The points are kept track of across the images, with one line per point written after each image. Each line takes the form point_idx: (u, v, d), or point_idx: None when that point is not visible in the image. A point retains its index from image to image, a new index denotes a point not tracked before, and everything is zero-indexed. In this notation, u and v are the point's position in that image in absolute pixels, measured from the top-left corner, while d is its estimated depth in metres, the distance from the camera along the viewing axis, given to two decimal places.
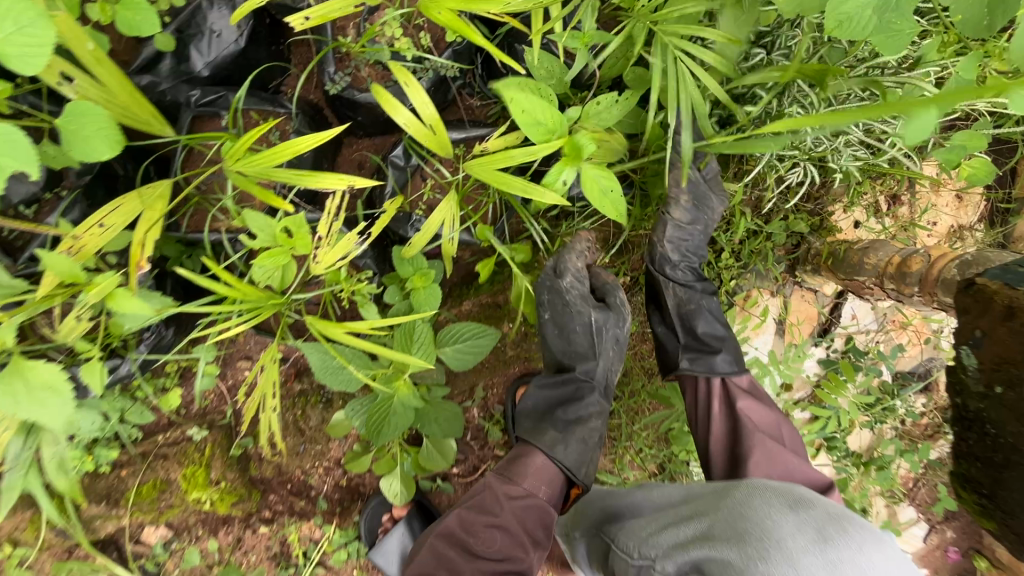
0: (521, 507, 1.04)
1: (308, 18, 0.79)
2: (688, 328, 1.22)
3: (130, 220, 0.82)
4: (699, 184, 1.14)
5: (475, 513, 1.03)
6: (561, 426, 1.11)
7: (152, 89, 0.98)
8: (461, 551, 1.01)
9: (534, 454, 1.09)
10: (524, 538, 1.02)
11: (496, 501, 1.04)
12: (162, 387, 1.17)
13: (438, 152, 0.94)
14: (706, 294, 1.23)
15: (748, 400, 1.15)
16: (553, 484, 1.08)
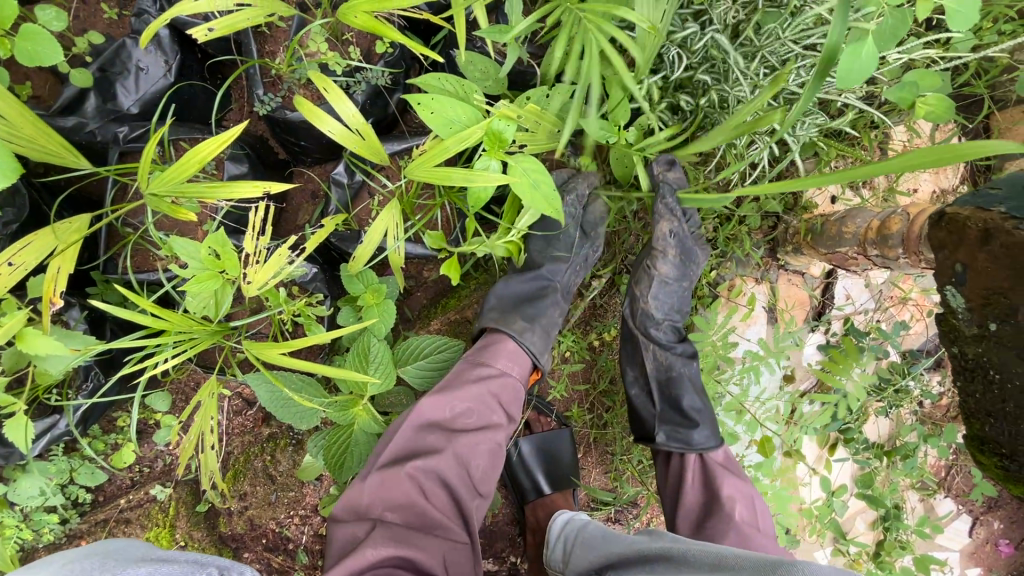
0: (494, 385, 1.00)
1: (213, 30, 0.82)
2: (669, 396, 1.16)
3: (43, 256, 0.77)
4: (685, 238, 1.16)
5: (451, 391, 0.95)
6: (529, 317, 1.11)
7: (79, 130, 0.94)
8: (437, 429, 0.93)
9: (505, 339, 1.07)
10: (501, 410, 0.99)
11: (470, 379, 0.98)
12: (114, 444, 1.08)
13: (372, 158, 0.91)
14: (687, 359, 1.18)
15: (728, 478, 1.07)
16: (521, 367, 1.07)
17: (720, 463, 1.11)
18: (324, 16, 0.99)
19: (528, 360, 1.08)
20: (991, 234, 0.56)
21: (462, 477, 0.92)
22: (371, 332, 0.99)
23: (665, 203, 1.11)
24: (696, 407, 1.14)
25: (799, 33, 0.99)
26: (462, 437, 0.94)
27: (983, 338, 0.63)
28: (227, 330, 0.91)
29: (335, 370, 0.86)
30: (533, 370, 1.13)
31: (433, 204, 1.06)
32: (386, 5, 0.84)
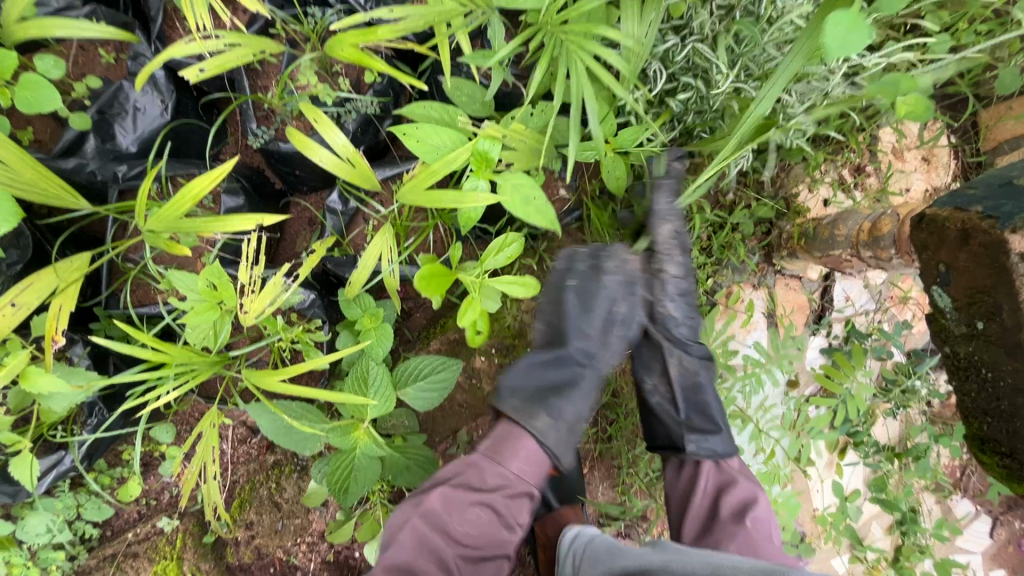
0: (509, 494, 0.97)
1: (205, 69, 0.85)
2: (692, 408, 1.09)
3: (44, 296, 0.79)
4: (684, 234, 1.07)
5: (463, 490, 0.96)
6: (553, 410, 1.00)
7: (80, 171, 0.97)
8: (441, 532, 0.94)
9: (525, 439, 0.98)
10: (509, 522, 0.97)
11: (485, 480, 0.97)
12: (120, 477, 1.09)
13: (364, 185, 0.93)
14: (706, 368, 1.11)
15: (743, 484, 1.05)
16: (538, 469, 0.99)
17: (735, 469, 1.09)
18: (313, 50, 1.02)
19: (549, 461, 1.00)
20: (969, 233, 0.59)
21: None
22: (370, 356, 0.99)
23: (662, 205, 1.06)
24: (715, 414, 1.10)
25: (777, 39, 1.04)
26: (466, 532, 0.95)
27: (973, 336, 0.63)
28: (227, 359, 0.92)
29: (337, 393, 0.88)
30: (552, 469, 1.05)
31: (426, 226, 1.08)
32: (372, 37, 0.87)
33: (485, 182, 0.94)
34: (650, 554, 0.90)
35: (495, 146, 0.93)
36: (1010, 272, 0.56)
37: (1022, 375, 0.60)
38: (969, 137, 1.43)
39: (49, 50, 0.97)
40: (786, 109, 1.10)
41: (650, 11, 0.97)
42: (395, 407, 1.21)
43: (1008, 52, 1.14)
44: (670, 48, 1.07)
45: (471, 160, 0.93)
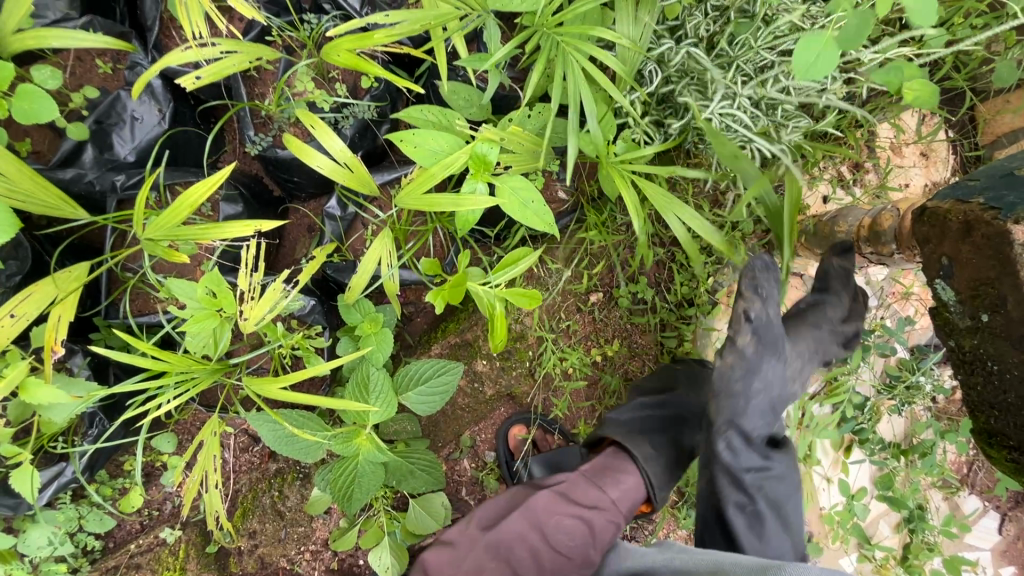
0: (604, 518, 1.03)
1: (201, 77, 0.84)
2: (749, 520, 1.03)
3: (44, 306, 0.79)
4: (766, 324, 0.99)
5: (563, 500, 1.02)
6: (656, 444, 1.12)
7: (78, 181, 0.97)
8: (536, 530, 0.99)
9: (632, 469, 1.08)
10: (598, 544, 1.01)
11: (587, 493, 1.04)
12: (121, 488, 1.08)
13: (362, 190, 0.93)
14: (775, 472, 1.06)
15: None
16: (633, 504, 1.07)
17: None
18: (310, 57, 1.03)
19: (644, 491, 1.08)
20: (972, 225, 0.59)
21: None
22: (371, 361, 0.99)
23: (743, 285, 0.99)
24: (774, 523, 1.04)
25: (772, 42, 1.03)
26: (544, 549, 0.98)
27: (978, 328, 0.62)
28: (227, 367, 0.92)
29: (336, 399, 0.87)
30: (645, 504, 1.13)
31: (425, 230, 1.08)
32: (368, 42, 0.87)
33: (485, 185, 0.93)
34: (655, 554, 0.98)
35: (491, 149, 0.92)
36: (1014, 263, 0.56)
37: None
38: (967, 131, 1.43)
39: (47, 61, 0.97)
40: (785, 107, 1.09)
41: (644, 10, 0.97)
42: (397, 412, 1.20)
43: (1003, 47, 1.15)
44: (666, 51, 1.08)
45: (470, 163, 0.93)
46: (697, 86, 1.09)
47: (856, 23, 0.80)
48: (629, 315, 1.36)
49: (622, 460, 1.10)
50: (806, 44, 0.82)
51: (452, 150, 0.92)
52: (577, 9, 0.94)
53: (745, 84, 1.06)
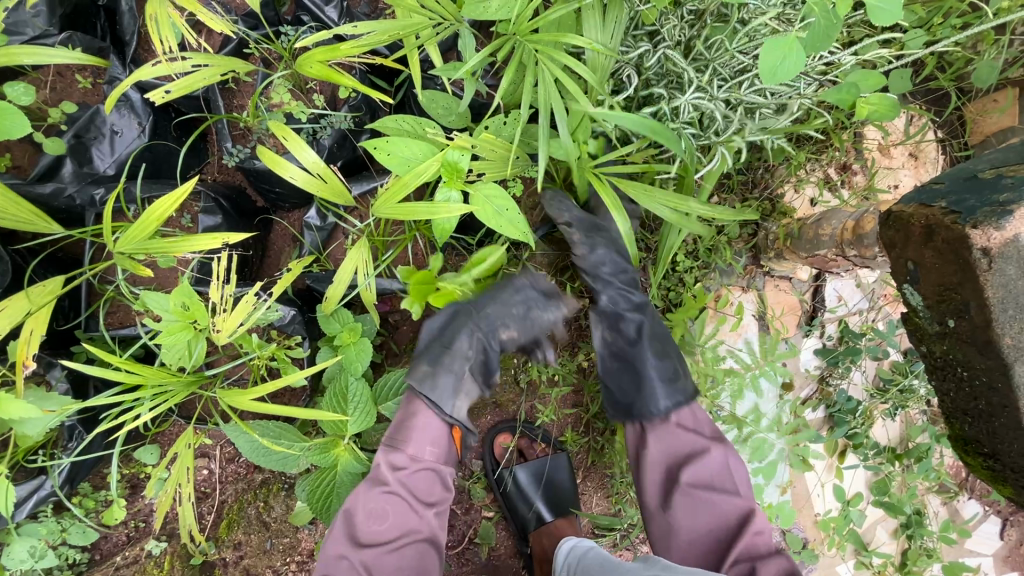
0: (410, 475, 0.95)
1: (171, 91, 0.84)
2: (617, 380, 1.08)
3: (18, 320, 0.79)
4: (585, 217, 1.11)
5: (368, 486, 0.92)
6: (432, 360, 1.02)
7: (57, 196, 0.96)
8: (349, 539, 0.89)
9: (422, 409, 0.99)
10: (417, 505, 0.94)
11: (383, 466, 0.94)
12: (104, 500, 1.08)
13: (336, 200, 0.93)
14: (645, 325, 1.07)
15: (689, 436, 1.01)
16: (439, 443, 0.99)
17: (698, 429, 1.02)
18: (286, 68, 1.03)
19: (442, 421, 0.99)
20: (933, 230, 0.58)
21: None
22: (348, 372, 0.98)
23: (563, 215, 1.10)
24: (653, 375, 1.04)
25: (748, 44, 1.02)
26: (372, 553, 0.88)
27: (946, 334, 0.61)
28: (203, 379, 0.92)
29: (310, 411, 0.87)
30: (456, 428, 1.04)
31: (404, 238, 1.07)
32: (339, 54, 0.87)
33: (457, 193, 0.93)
34: (636, 569, 0.91)
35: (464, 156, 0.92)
36: (974, 270, 0.55)
37: (997, 374, 0.59)
38: (956, 131, 1.42)
39: (26, 78, 0.98)
40: (763, 110, 1.09)
41: (617, 17, 0.97)
42: (381, 422, 1.20)
43: (986, 46, 1.13)
44: (643, 55, 1.08)
45: (442, 172, 0.92)
46: (675, 89, 1.09)
47: (822, 26, 0.81)
48: None
49: (415, 405, 1.00)
50: (771, 47, 0.80)
51: (425, 158, 0.92)
52: (549, 17, 0.94)
53: (721, 88, 1.06)
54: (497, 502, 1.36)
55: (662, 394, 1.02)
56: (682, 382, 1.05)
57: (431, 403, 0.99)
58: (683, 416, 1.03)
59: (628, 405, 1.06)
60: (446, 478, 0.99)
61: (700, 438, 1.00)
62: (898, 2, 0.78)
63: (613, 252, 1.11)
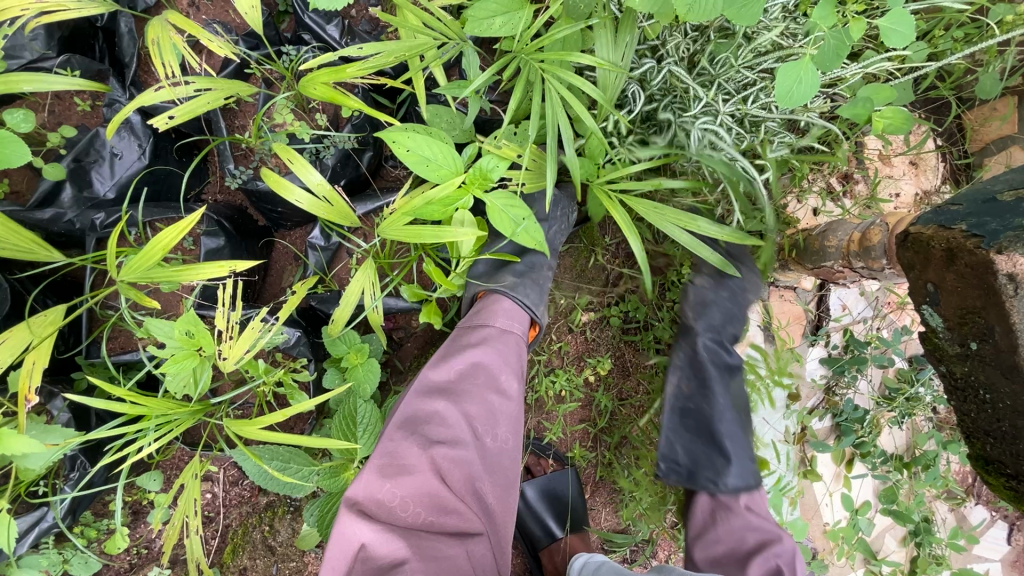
0: (500, 342, 0.96)
1: (174, 117, 0.82)
2: (692, 435, 1.15)
3: (19, 352, 0.78)
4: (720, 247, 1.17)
5: (460, 350, 0.93)
6: (516, 273, 1.07)
7: (57, 221, 0.95)
8: (444, 395, 0.88)
9: (501, 299, 1.02)
10: (508, 366, 0.94)
11: (474, 337, 0.95)
12: (107, 529, 1.05)
13: (342, 222, 0.92)
14: (732, 388, 1.16)
15: (756, 528, 1.04)
16: (523, 324, 1.01)
17: (760, 517, 1.06)
18: (289, 89, 1.03)
19: (527, 315, 1.03)
20: (954, 252, 0.59)
21: (481, 470, 0.87)
22: (356, 395, 0.99)
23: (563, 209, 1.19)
24: (732, 447, 1.12)
25: (752, 59, 1.03)
26: (471, 406, 0.89)
27: (968, 355, 0.64)
28: (208, 407, 0.90)
29: (319, 439, 0.85)
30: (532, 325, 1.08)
31: (410, 257, 1.06)
32: (342, 76, 0.86)
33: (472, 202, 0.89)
34: None
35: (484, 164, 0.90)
36: (999, 294, 0.57)
37: (1020, 398, 0.61)
38: (956, 139, 1.43)
39: (25, 102, 0.96)
40: (768, 123, 1.09)
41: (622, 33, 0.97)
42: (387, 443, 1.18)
43: (986, 58, 1.14)
44: (647, 70, 1.08)
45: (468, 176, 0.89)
46: (679, 103, 1.09)
47: (831, 45, 0.84)
48: (620, 335, 1.34)
49: (496, 303, 1.02)
50: (783, 71, 0.82)
51: (448, 159, 0.84)
52: (554, 36, 0.94)
53: (726, 102, 1.07)
54: None
55: (736, 466, 1.10)
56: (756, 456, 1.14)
57: (518, 301, 1.03)
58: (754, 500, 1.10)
59: (696, 469, 1.13)
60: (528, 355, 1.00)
61: (770, 530, 1.04)
62: (911, 23, 0.80)
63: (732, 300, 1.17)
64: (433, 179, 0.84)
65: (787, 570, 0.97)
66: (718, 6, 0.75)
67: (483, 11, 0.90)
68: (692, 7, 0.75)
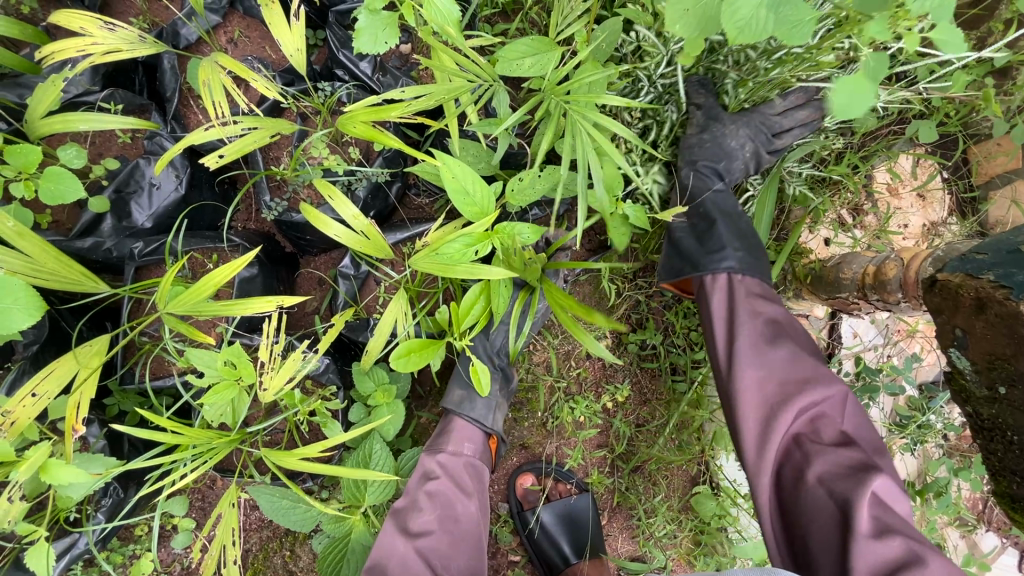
0: (456, 469, 1.03)
1: (224, 155, 0.85)
2: (679, 242, 1.07)
3: (65, 383, 0.80)
4: (752, 117, 1.10)
5: (416, 483, 1.00)
6: (465, 383, 1.11)
7: (96, 249, 0.98)
8: (403, 532, 0.94)
9: (455, 419, 1.09)
10: (463, 495, 1.01)
11: (429, 468, 1.02)
12: (132, 555, 1.04)
13: (377, 255, 0.95)
14: (720, 201, 1.08)
15: (757, 299, 0.97)
16: (477, 443, 1.09)
17: (755, 289, 0.99)
18: (324, 123, 1.06)
19: (479, 431, 1.09)
20: (985, 302, 0.65)
21: None
22: (376, 435, 0.98)
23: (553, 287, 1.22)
24: (723, 235, 1.03)
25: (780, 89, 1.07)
26: (425, 540, 0.94)
27: (996, 398, 0.70)
28: (244, 436, 0.92)
29: (353, 471, 0.86)
30: (490, 436, 1.14)
31: (438, 288, 1.09)
32: (384, 116, 0.90)
33: (486, 246, 0.90)
34: None
35: (519, 228, 0.93)
36: None
37: None
38: (962, 172, 1.48)
39: (68, 136, 0.99)
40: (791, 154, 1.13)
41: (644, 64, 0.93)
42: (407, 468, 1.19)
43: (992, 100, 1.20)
44: None
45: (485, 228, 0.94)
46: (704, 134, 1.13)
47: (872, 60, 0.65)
48: (638, 361, 1.37)
49: (449, 425, 1.09)
50: (838, 81, 0.64)
51: (484, 193, 0.86)
52: (580, 78, 0.98)
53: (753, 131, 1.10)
54: (522, 544, 1.35)
55: (731, 254, 1.00)
56: (755, 254, 1.03)
57: (470, 416, 1.09)
58: (755, 281, 1.00)
59: (690, 258, 1.04)
60: (482, 473, 1.07)
61: (771, 301, 0.98)
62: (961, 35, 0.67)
63: (748, 139, 1.10)
64: (466, 213, 0.86)
65: (791, 336, 0.94)
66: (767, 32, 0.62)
67: (514, 52, 0.95)
68: (742, 30, 0.62)
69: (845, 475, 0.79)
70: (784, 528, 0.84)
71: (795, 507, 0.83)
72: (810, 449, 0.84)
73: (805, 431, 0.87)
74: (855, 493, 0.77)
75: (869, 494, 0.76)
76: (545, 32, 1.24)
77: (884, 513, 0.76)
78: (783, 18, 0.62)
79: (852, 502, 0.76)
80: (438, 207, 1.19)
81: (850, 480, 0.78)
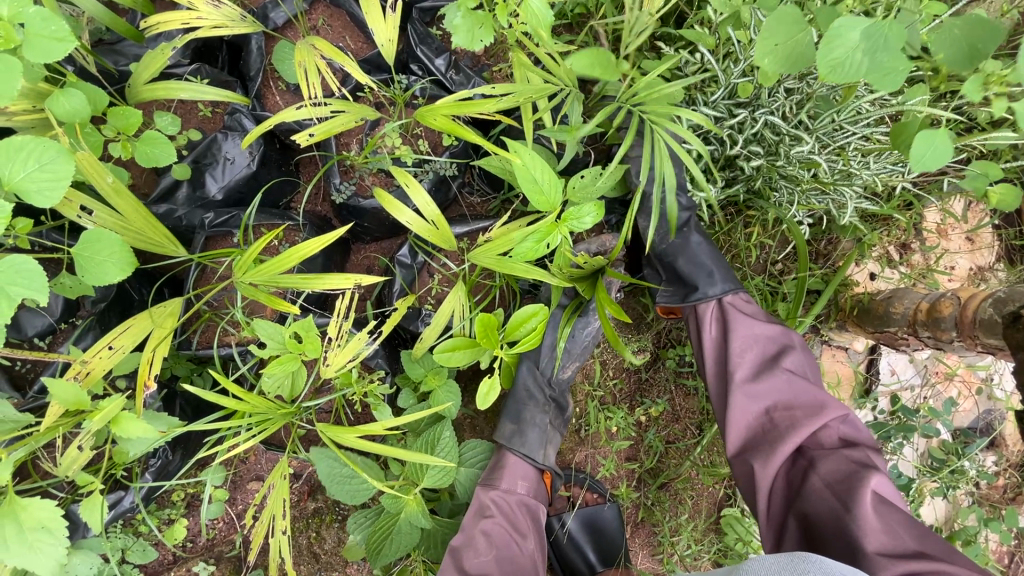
0: (508, 505, 1.06)
1: (313, 134, 0.91)
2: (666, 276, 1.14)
3: (138, 340, 0.83)
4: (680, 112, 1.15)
5: (471, 520, 1.02)
6: (515, 417, 1.12)
7: (169, 216, 1.01)
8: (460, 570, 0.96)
9: (508, 455, 1.10)
10: (517, 535, 1.04)
11: (483, 506, 1.04)
12: (167, 519, 1.04)
13: (442, 245, 0.97)
14: (692, 222, 1.13)
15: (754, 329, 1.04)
16: (528, 479, 1.11)
17: (749, 317, 1.06)
18: (398, 114, 1.08)
19: (532, 468, 1.11)
20: None
21: None
22: (446, 421, 0.99)
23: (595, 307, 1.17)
24: (702, 263, 1.10)
25: (855, 117, 1.07)
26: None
27: None
28: (298, 410, 0.94)
29: (409, 453, 0.87)
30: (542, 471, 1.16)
31: (494, 285, 1.11)
32: (465, 110, 0.92)
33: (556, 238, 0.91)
34: None
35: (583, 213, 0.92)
36: None
37: None
38: (1014, 220, 1.47)
39: (155, 103, 1.03)
40: (858, 181, 1.12)
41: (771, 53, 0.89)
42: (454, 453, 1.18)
43: None
44: (742, 122, 1.12)
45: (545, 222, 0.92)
46: (770, 155, 1.14)
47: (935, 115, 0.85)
48: (675, 376, 1.36)
49: (498, 460, 1.11)
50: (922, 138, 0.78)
51: (553, 186, 0.86)
52: (656, 91, 1.00)
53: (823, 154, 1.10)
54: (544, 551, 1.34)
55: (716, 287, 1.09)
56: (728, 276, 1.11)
57: (522, 452, 1.11)
58: (748, 321, 1.05)
59: (680, 286, 1.11)
60: (533, 509, 1.09)
61: (776, 339, 1.04)
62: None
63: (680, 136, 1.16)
64: (534, 202, 0.86)
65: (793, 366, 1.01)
66: (858, 77, 0.70)
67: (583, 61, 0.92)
68: (834, 69, 0.70)
69: (840, 479, 0.86)
70: (802, 547, 0.86)
71: (807, 516, 0.87)
72: (811, 464, 0.90)
73: (808, 442, 0.94)
74: (857, 491, 0.83)
75: (865, 490, 0.83)
76: (615, 45, 1.24)
77: (884, 513, 0.82)
78: (878, 63, 0.70)
79: (850, 509, 0.82)
80: (493, 207, 1.21)
81: (847, 491, 0.84)
